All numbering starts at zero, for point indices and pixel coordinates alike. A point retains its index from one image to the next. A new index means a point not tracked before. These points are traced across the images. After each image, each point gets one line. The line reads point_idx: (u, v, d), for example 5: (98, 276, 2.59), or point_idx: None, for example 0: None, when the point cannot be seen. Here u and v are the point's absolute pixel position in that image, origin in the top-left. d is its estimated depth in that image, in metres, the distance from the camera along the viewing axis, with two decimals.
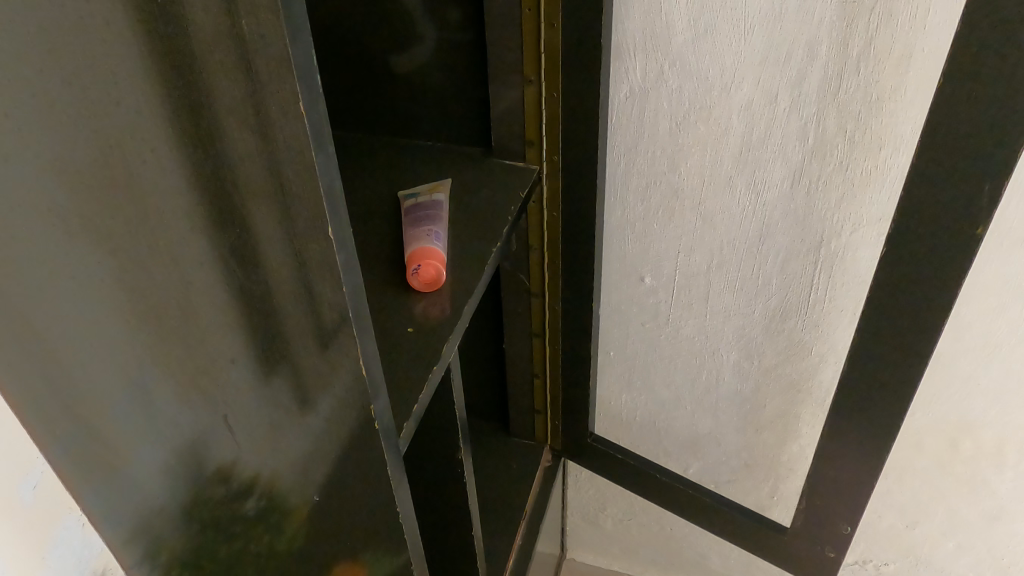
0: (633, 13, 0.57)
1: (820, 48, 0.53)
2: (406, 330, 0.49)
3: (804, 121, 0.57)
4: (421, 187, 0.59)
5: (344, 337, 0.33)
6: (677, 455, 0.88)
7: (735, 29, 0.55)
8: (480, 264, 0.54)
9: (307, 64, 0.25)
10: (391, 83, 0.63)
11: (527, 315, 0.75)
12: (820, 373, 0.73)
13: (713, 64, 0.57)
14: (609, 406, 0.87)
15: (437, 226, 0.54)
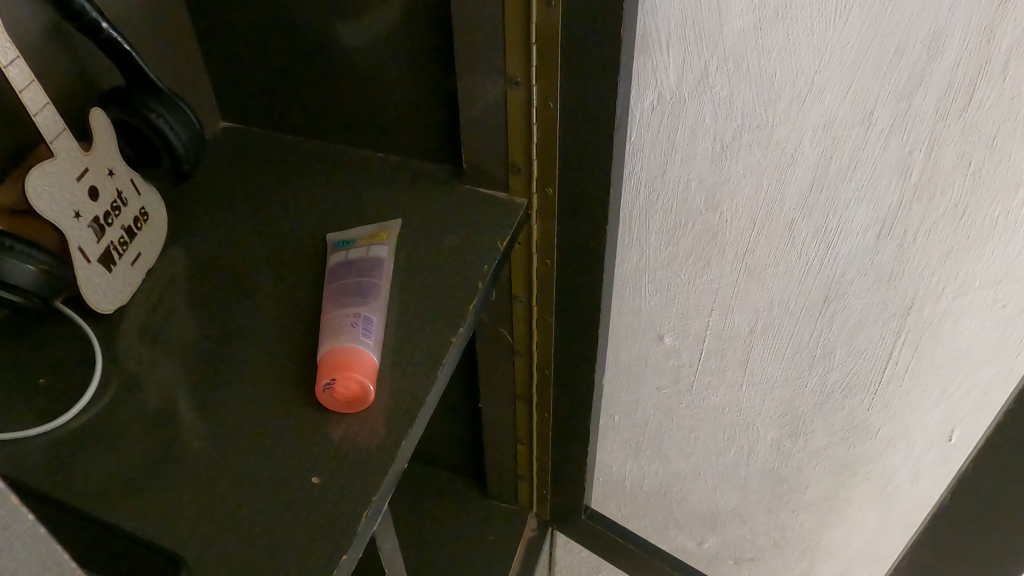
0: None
1: (951, 42, 0.34)
2: (308, 483, 0.33)
3: (910, 148, 0.39)
4: (357, 233, 0.42)
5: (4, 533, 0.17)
6: (691, 526, 0.72)
7: (821, 13, 0.36)
8: (433, 366, 0.37)
9: None
10: (340, 64, 0.46)
11: (510, 372, 0.58)
12: (885, 461, 0.56)
13: (781, 65, 0.38)
14: (609, 471, 0.70)
15: (370, 307, 0.37)
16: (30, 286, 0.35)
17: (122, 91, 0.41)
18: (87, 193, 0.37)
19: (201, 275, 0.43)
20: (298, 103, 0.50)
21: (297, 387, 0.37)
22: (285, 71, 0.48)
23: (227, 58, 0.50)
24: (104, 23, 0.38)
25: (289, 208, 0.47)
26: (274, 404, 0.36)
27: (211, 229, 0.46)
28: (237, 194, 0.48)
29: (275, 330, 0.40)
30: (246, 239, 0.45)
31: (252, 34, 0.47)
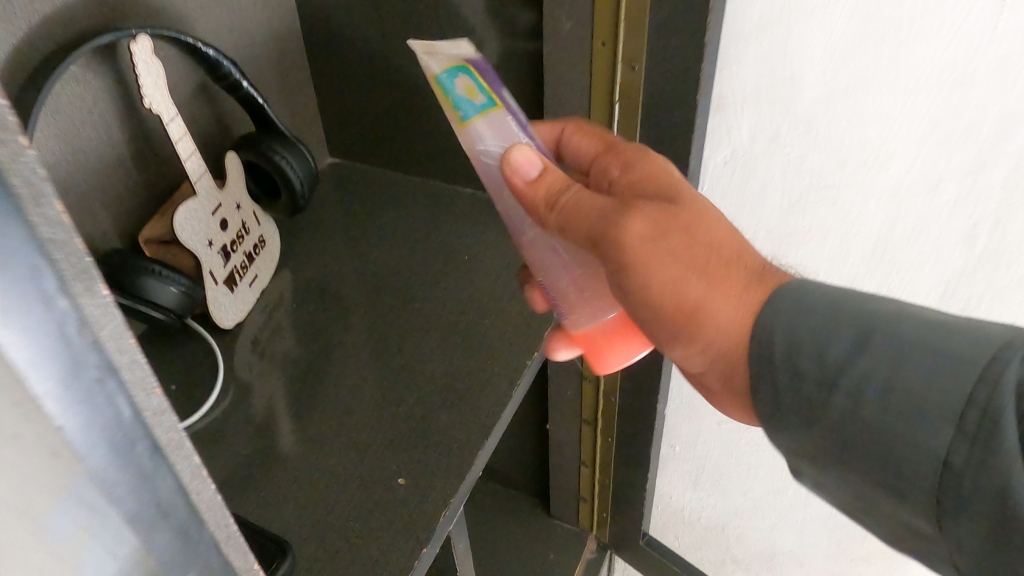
0: (745, 57, 0.40)
1: (1018, 129, 0.36)
2: (394, 483, 0.37)
3: (973, 221, 0.41)
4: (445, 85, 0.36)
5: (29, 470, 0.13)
6: (747, 564, 0.73)
7: (895, 91, 0.38)
8: (507, 387, 0.42)
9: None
10: (439, 110, 0.53)
11: (578, 398, 0.62)
12: None
13: (853, 135, 0.40)
14: (668, 501, 0.72)
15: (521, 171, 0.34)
16: (171, 305, 0.41)
17: (253, 136, 0.47)
18: (220, 225, 0.44)
19: (306, 295, 0.49)
20: (401, 143, 0.57)
21: (384, 400, 0.42)
22: (390, 112, 0.55)
23: (343, 102, 0.57)
24: (244, 82, 0.44)
25: (385, 240, 0.53)
26: (364, 417, 0.41)
27: (316, 254, 0.51)
28: (343, 223, 0.54)
29: (369, 347, 0.45)
30: (347, 263, 0.51)
31: (365, 84, 0.55)
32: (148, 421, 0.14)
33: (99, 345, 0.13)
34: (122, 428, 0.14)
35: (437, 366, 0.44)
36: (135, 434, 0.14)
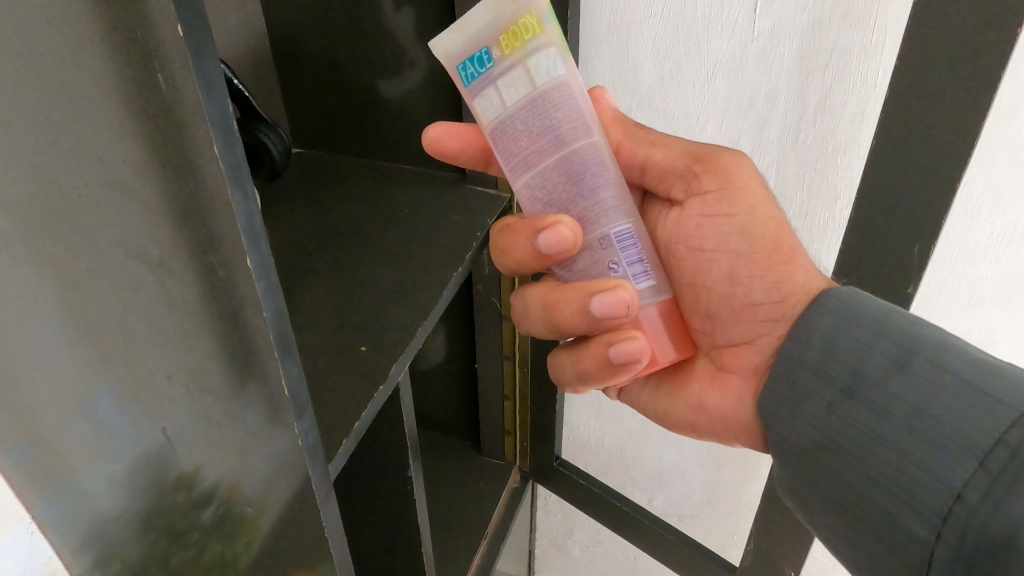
0: (601, 53, 0.59)
1: (780, 97, 0.55)
2: (358, 348, 0.51)
3: (765, 167, 0.59)
4: (491, 36, 0.42)
5: (215, 240, 0.27)
6: (642, 484, 0.89)
7: (700, 74, 0.57)
8: (439, 287, 0.57)
9: (229, 133, 0.25)
10: (382, 104, 0.69)
11: (499, 335, 0.78)
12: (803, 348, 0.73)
13: (679, 106, 0.59)
14: (577, 431, 0.87)
15: (549, 128, 0.44)
16: None
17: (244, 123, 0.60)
18: None
19: (279, 235, 0.62)
20: (353, 134, 0.73)
21: (346, 298, 0.55)
22: (345, 109, 0.72)
23: (307, 103, 0.73)
24: (235, 81, 0.57)
25: (342, 201, 0.67)
26: (329, 309, 0.54)
27: (287, 209, 0.66)
28: (307, 191, 0.69)
29: (331, 267, 0.59)
30: (312, 215, 0.65)
31: (326, 89, 0.71)
32: (260, 235, 0.27)
33: (249, 198, 0.26)
34: (256, 236, 0.27)
35: (386, 279, 0.58)
36: (259, 241, 0.27)
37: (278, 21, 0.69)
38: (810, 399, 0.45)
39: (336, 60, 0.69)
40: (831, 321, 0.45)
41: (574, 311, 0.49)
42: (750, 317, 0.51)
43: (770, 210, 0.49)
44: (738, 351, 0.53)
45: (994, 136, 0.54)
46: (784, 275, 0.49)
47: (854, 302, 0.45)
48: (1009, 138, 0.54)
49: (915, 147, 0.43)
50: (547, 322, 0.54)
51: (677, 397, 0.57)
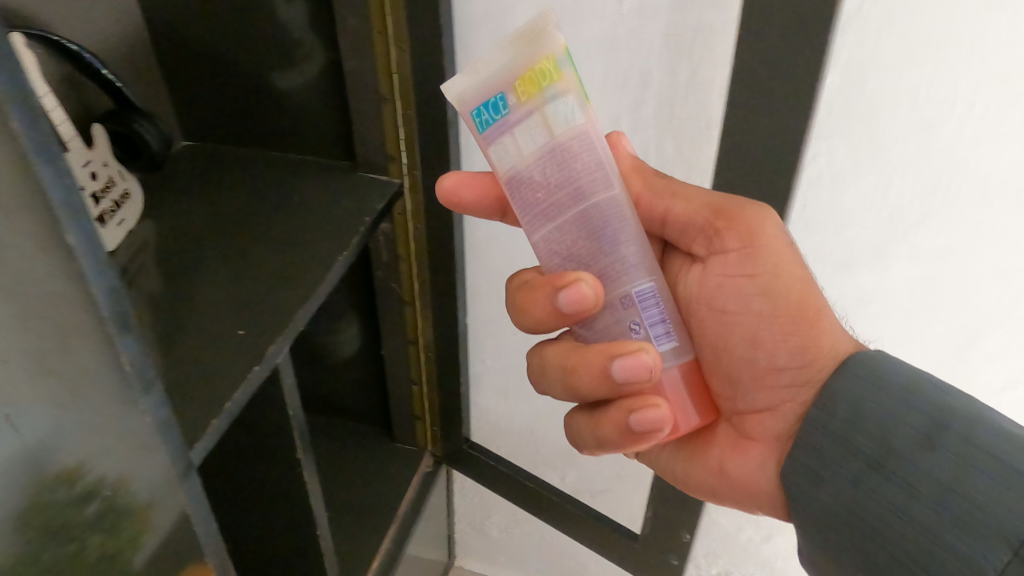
0: (479, 38, 0.62)
1: (653, 76, 0.57)
2: (236, 332, 0.50)
3: (646, 146, 0.61)
4: (507, 82, 0.40)
5: (19, 238, 0.24)
6: (554, 463, 0.91)
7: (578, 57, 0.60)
8: (323, 271, 0.57)
9: (23, 103, 0.22)
10: (266, 95, 0.68)
11: (402, 321, 0.78)
12: None
13: None
14: (486, 415, 0.89)
15: (573, 183, 0.42)
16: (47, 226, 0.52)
17: (116, 113, 0.60)
18: (90, 175, 0.55)
19: (159, 229, 0.61)
20: (238, 126, 0.72)
21: (225, 288, 0.55)
22: (229, 100, 0.71)
23: (188, 95, 0.72)
24: (104, 71, 0.57)
25: (226, 191, 0.66)
26: (203, 300, 0.53)
27: (167, 202, 0.64)
28: (189, 184, 0.67)
29: (210, 258, 0.58)
30: (194, 206, 0.64)
31: (208, 82, 0.70)
32: (77, 217, 0.25)
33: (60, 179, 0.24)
34: (73, 219, 0.25)
35: (269, 266, 0.57)
36: (76, 223, 0.25)
37: (154, 11, 0.68)
38: (834, 470, 0.45)
39: (215, 51, 0.68)
40: (856, 391, 0.45)
41: (593, 372, 0.49)
42: (772, 382, 0.52)
43: (796, 272, 0.49)
44: (760, 418, 0.54)
45: (835, 96, 0.61)
46: (810, 339, 0.50)
47: (879, 370, 0.45)
48: (849, 102, 0.62)
49: (761, 116, 0.46)
50: (566, 383, 0.54)
51: (699, 457, 0.58)
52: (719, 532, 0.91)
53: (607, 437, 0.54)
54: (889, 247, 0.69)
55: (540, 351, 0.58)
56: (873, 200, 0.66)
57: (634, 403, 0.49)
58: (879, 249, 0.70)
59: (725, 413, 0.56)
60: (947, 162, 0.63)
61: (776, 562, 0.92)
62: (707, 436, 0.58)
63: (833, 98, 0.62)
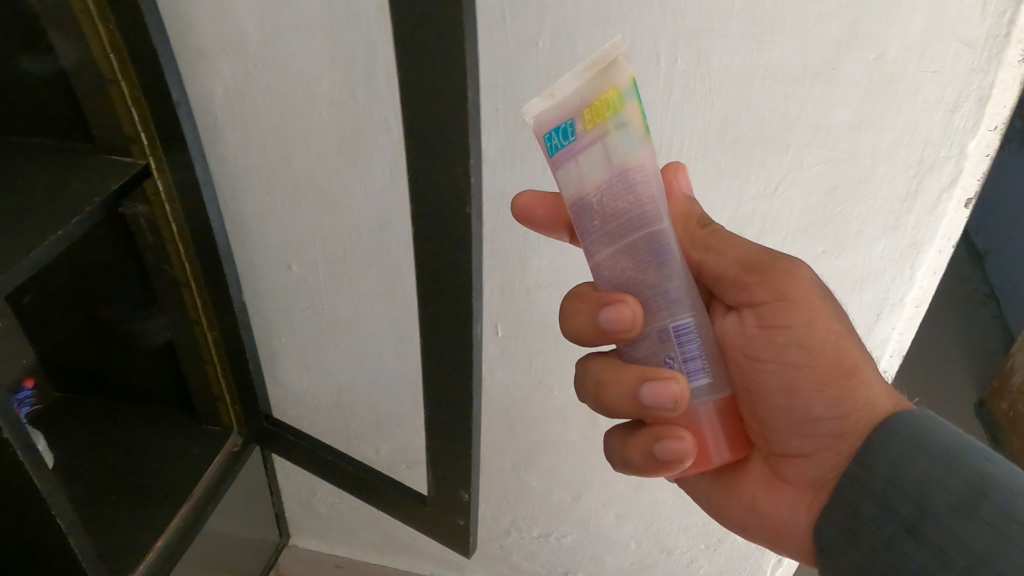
0: (202, 16, 0.62)
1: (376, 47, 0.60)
2: None
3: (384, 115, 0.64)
4: (577, 109, 0.45)
5: None
6: (367, 437, 0.91)
7: (303, 32, 0.61)
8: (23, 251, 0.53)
9: None
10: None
11: (180, 303, 0.75)
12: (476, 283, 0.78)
13: (291, 63, 0.63)
14: (294, 392, 0.89)
15: (631, 212, 0.46)
16: None
17: None
18: None
19: None
20: None
21: None
22: None
23: None
24: None
25: None
26: None
27: None
28: None
29: None
30: None
31: None
32: None
33: None
34: None
35: None
36: None
37: None
38: (877, 527, 0.51)
39: None
40: (902, 448, 0.51)
41: (627, 390, 0.52)
42: (807, 430, 0.56)
43: (831, 328, 0.53)
44: (796, 462, 0.58)
45: (551, 58, 0.63)
46: (847, 392, 0.54)
47: (922, 435, 0.51)
48: (571, 65, 0.63)
49: None
50: (602, 398, 0.57)
51: (730, 492, 0.63)
52: (532, 495, 0.95)
53: (638, 458, 0.57)
54: None
55: (584, 366, 0.60)
56: None
57: (664, 433, 0.51)
58: None
59: (760, 450, 0.61)
60: (666, 116, 0.67)
61: (589, 519, 0.96)
62: (738, 477, 0.63)
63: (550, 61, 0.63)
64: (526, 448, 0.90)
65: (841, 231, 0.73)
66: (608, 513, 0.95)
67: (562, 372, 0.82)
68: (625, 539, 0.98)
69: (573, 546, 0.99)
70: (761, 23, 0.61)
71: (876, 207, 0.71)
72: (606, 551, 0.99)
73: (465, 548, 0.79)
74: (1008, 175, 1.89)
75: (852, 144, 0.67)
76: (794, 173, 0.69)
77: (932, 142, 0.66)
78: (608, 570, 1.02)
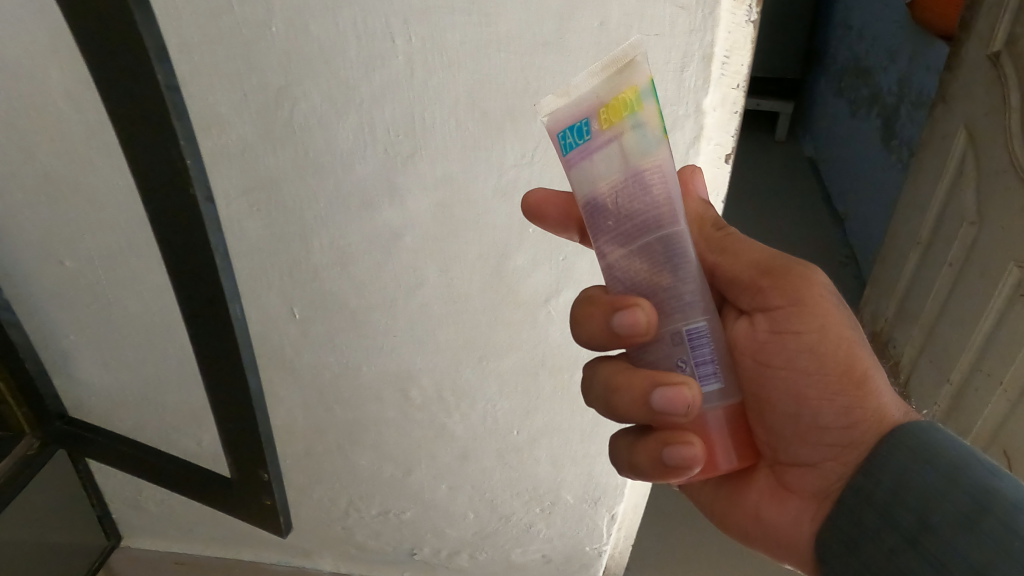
0: None
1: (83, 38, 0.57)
2: None
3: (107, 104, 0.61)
4: (592, 109, 0.47)
5: None
6: (185, 428, 0.90)
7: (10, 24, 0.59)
8: None
9: None
10: None
11: None
12: (263, 268, 0.79)
13: (9, 56, 0.61)
14: (100, 390, 0.88)
15: (649, 211, 0.47)
16: None
17: None
18: None
19: None
20: None
21: None
22: None
23: None
24: None
25: None
26: None
27: None
28: None
29: None
30: None
31: None
32: None
33: None
34: None
35: None
36: None
37: None
38: (874, 536, 0.49)
39: None
40: (907, 457, 0.49)
41: (636, 393, 0.51)
42: (815, 439, 0.55)
43: (843, 333, 0.53)
44: (800, 472, 0.57)
45: (283, 37, 0.64)
46: (857, 399, 0.53)
47: (934, 443, 0.48)
48: (304, 46, 0.65)
49: None
50: (609, 401, 0.56)
51: (736, 500, 0.61)
52: (364, 474, 0.97)
53: (643, 463, 0.56)
54: (400, 180, 0.73)
55: (592, 368, 0.60)
56: (372, 134, 0.70)
57: (672, 439, 0.51)
58: (392, 182, 0.73)
59: (764, 460, 0.59)
60: (410, 94, 0.68)
61: (424, 494, 0.99)
62: (745, 485, 0.61)
63: (282, 38, 0.64)
64: (345, 426, 0.92)
65: None
66: (441, 486, 0.98)
67: (364, 348, 0.85)
68: (462, 511, 1.01)
69: (413, 520, 1.02)
70: None
71: None
72: (446, 524, 1.02)
73: (279, 528, 0.75)
74: (859, 144, 2.00)
75: None
76: (548, 142, 0.71)
77: (669, 102, 0.71)
78: (451, 542, 1.05)
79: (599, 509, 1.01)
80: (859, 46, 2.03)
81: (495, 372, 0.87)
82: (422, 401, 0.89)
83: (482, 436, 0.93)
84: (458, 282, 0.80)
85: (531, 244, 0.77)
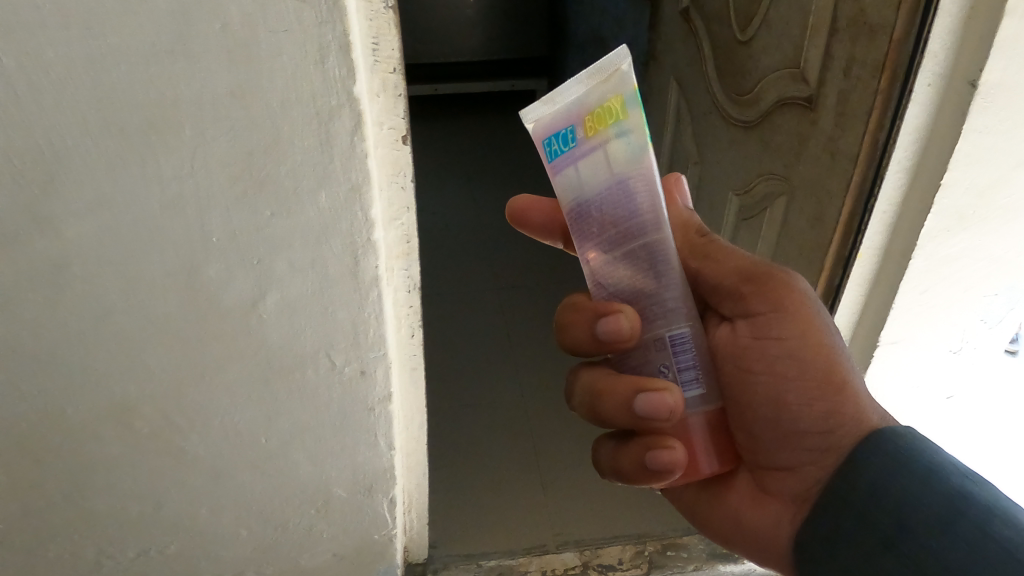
0: None
1: None
2: None
3: None
4: (580, 119, 0.63)
5: None
6: None
7: None
8: None
9: None
10: None
11: None
12: None
13: None
14: None
15: (636, 223, 0.64)
16: None
17: None
18: None
19: None
20: None
21: None
22: None
23: None
24: None
25: None
26: None
27: None
28: None
29: None
30: None
31: None
32: None
33: None
34: None
35: None
36: None
37: None
38: (853, 544, 0.66)
39: None
40: (886, 461, 0.66)
41: (624, 399, 0.70)
42: (798, 442, 0.74)
43: (817, 341, 0.72)
44: (780, 475, 0.76)
45: None
46: (834, 404, 0.71)
47: (925, 447, 0.66)
48: None
49: None
50: (598, 406, 0.75)
51: (721, 503, 0.81)
52: (116, 516, 0.94)
53: (629, 464, 0.75)
54: (46, 208, 0.70)
55: (581, 376, 0.79)
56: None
57: (656, 446, 0.69)
58: (39, 211, 0.70)
59: (747, 464, 0.79)
60: (28, 122, 0.65)
61: (185, 523, 0.97)
62: (728, 492, 0.81)
63: None
64: (70, 473, 0.88)
65: (280, 192, 0.74)
66: (201, 510, 0.96)
67: (66, 389, 0.81)
68: (232, 530, 0.99)
69: (178, 552, 0.99)
70: (81, 11, 0.61)
71: (297, 163, 0.73)
72: (219, 547, 1.01)
73: None
74: None
75: (242, 110, 0.68)
76: (201, 149, 0.70)
77: (319, 95, 0.70)
78: (228, 563, 1.03)
79: (376, 496, 1.03)
80: (594, 16, 2.17)
81: (223, 387, 0.86)
82: (150, 431, 0.87)
83: (227, 454, 0.92)
84: (145, 305, 0.78)
85: (218, 253, 0.77)
